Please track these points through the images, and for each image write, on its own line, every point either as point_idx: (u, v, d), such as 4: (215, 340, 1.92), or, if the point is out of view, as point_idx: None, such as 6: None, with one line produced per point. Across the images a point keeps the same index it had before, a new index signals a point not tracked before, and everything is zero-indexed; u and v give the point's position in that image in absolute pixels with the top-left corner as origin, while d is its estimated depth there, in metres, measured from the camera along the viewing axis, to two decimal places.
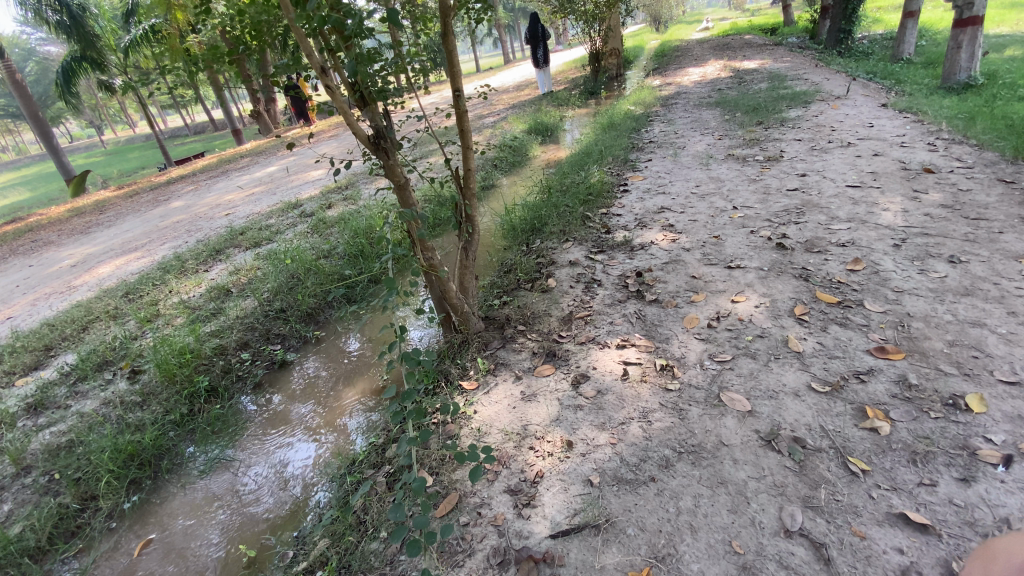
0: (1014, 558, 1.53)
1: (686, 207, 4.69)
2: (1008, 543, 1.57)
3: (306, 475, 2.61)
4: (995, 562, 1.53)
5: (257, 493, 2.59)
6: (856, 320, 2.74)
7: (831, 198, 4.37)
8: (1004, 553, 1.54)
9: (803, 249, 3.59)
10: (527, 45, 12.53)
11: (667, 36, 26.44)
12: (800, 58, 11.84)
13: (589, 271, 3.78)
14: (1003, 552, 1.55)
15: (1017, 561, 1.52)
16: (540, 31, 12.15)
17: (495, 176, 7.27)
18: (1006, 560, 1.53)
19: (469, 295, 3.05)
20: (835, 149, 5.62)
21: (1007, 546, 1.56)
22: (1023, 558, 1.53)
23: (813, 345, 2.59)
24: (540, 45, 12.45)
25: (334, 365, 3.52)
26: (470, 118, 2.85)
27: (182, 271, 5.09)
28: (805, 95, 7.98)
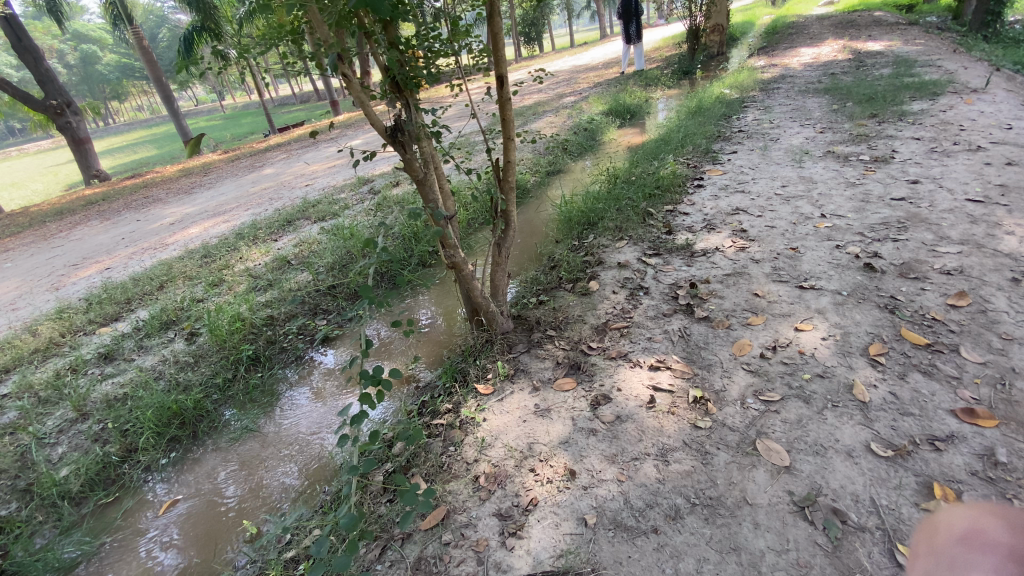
0: (956, 527, 1.63)
1: (764, 210, 4.20)
2: (950, 515, 1.67)
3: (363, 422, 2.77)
4: (939, 533, 1.62)
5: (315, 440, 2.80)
6: (946, 370, 2.29)
7: (944, 213, 3.70)
8: (945, 523, 1.64)
9: (895, 274, 3.06)
10: (620, 20, 11.82)
11: (782, 11, 24.00)
12: (936, 41, 10.22)
13: (637, 275, 3.50)
14: (945, 522, 1.65)
15: (958, 528, 1.63)
16: (636, 5, 11.38)
17: (565, 161, 7.01)
18: (949, 530, 1.63)
19: (499, 294, 2.95)
20: (961, 152, 4.76)
21: (949, 516, 1.66)
22: (963, 525, 1.63)
23: (885, 394, 2.20)
24: (633, 20, 11.69)
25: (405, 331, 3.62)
26: (513, 106, 2.69)
27: (253, 239, 5.42)
28: (934, 85, 6.86)
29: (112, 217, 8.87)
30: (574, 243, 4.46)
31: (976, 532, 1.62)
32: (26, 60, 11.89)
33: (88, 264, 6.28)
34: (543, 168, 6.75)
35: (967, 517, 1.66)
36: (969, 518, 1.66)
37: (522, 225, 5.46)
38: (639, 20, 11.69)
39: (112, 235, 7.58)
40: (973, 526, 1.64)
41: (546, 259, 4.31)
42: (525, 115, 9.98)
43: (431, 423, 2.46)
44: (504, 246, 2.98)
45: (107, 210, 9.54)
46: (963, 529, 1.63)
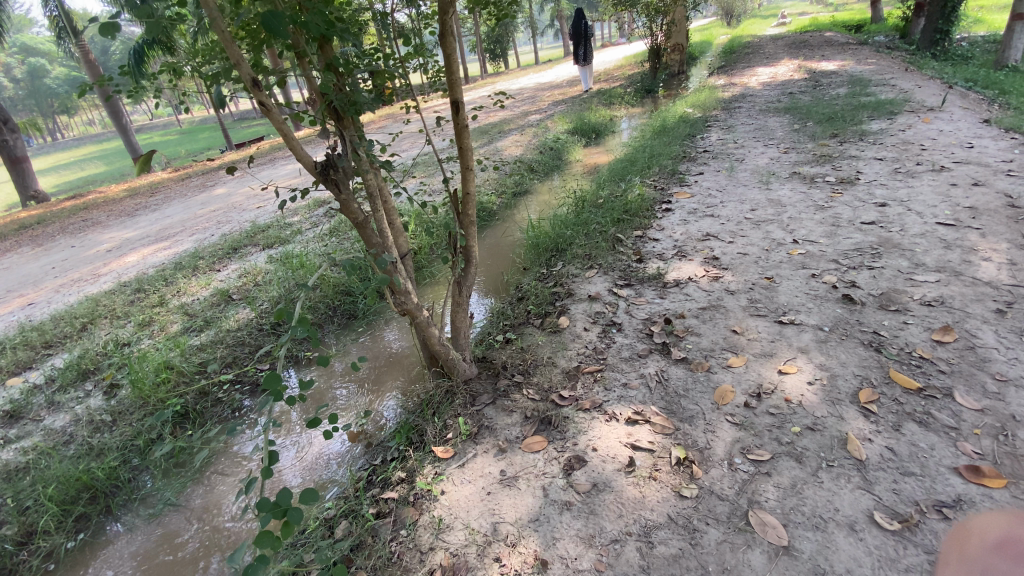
0: (988, 535, 1.66)
1: (736, 235, 4.07)
2: (981, 523, 1.70)
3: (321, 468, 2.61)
4: (972, 540, 1.65)
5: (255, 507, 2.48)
6: (941, 419, 2.13)
7: (916, 237, 3.64)
8: (977, 532, 1.67)
9: (875, 305, 2.94)
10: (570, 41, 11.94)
11: (738, 31, 24.82)
12: (887, 61, 10.58)
13: (609, 309, 3.27)
14: (977, 530, 1.68)
15: (991, 536, 1.66)
16: (585, 28, 11.52)
17: (531, 182, 6.82)
18: (981, 537, 1.66)
19: (460, 338, 2.67)
20: (925, 173, 4.78)
21: (980, 525, 1.70)
22: (995, 534, 1.67)
23: (881, 449, 2.01)
24: (582, 42, 11.86)
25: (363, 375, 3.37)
26: (471, 133, 2.43)
27: (196, 269, 4.97)
28: (891, 104, 7.01)
29: (44, 243, 8.17)
30: (541, 272, 4.22)
31: (1010, 541, 1.64)
32: None
33: (8, 297, 5.66)
34: (508, 189, 6.55)
35: (1000, 526, 1.69)
36: (1003, 528, 1.69)
37: (486, 251, 5.22)
38: (588, 44, 11.90)
39: (41, 264, 6.93)
40: (1007, 535, 1.66)
41: (513, 289, 4.06)
42: (491, 133, 9.81)
43: (381, 498, 2.15)
44: (464, 285, 2.68)
45: (40, 235, 8.80)
46: (997, 537, 1.66)
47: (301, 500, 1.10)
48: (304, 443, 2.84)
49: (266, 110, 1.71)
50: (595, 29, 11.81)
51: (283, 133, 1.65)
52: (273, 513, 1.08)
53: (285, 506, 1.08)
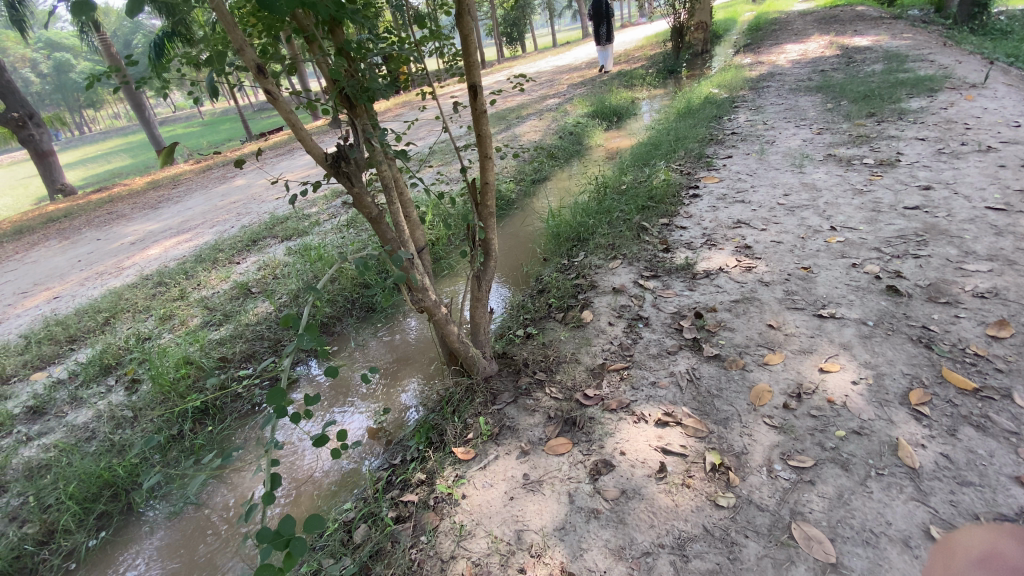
0: (972, 548, 1.55)
1: (768, 222, 3.87)
2: (963, 537, 1.59)
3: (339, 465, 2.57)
4: (956, 555, 1.54)
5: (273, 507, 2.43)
6: (1002, 424, 1.95)
7: (965, 223, 3.40)
8: (962, 546, 1.56)
9: (923, 297, 2.74)
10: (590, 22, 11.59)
11: (763, 7, 23.95)
12: (925, 35, 10.04)
13: (634, 302, 3.14)
14: (960, 545, 1.56)
15: (975, 551, 1.55)
16: (606, 8, 11.17)
17: (550, 168, 6.65)
18: (966, 552, 1.54)
19: (480, 335, 2.57)
20: (972, 154, 4.48)
21: (964, 540, 1.58)
22: (981, 549, 1.55)
23: (936, 457, 1.86)
24: (604, 22, 11.52)
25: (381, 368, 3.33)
26: (489, 119, 2.31)
27: (216, 262, 4.98)
28: (932, 80, 6.61)
29: (71, 236, 8.32)
30: (563, 263, 4.10)
31: (995, 556, 1.53)
32: None
33: (36, 291, 5.77)
34: (526, 177, 6.40)
35: (981, 539, 1.58)
36: (987, 541, 1.57)
37: (506, 241, 5.11)
38: (608, 24, 11.55)
39: (68, 257, 7.06)
40: (991, 547, 1.55)
41: (534, 282, 3.96)
42: (508, 119, 9.62)
43: (399, 502, 2.07)
44: (484, 279, 2.57)
45: (67, 228, 8.97)
46: (981, 551, 1.54)
47: (304, 530, 1.02)
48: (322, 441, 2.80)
49: (272, 98, 1.56)
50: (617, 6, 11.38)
51: (293, 124, 1.52)
52: (274, 545, 1.02)
53: (286, 537, 1.01)
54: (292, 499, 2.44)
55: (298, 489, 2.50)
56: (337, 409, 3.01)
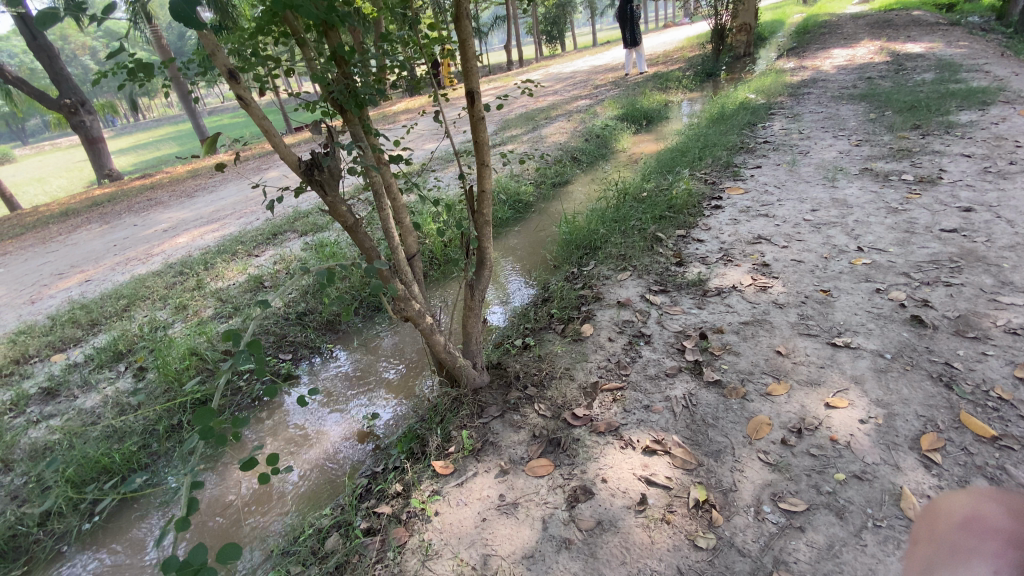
0: (956, 512, 1.71)
1: (791, 239, 3.68)
2: (948, 502, 1.74)
3: (322, 471, 2.56)
4: (940, 520, 1.69)
5: (255, 507, 2.44)
6: (1021, 479, 1.78)
7: (1007, 250, 3.14)
8: (946, 511, 1.71)
9: (950, 330, 2.54)
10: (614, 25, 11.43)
11: (812, 9, 23.03)
12: (984, 43, 9.42)
13: (638, 318, 3.02)
14: (945, 510, 1.72)
15: (957, 516, 1.70)
16: (630, 12, 10.96)
17: (573, 172, 6.54)
18: (949, 516, 1.69)
19: (471, 346, 2.52)
20: (1022, 173, 4.16)
21: (949, 503, 1.74)
22: (963, 513, 1.71)
23: (934, 510, 1.71)
24: (627, 26, 11.31)
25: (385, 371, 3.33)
26: (487, 126, 2.25)
27: (235, 253, 5.09)
28: (986, 92, 6.19)
29: (111, 221, 8.70)
30: (572, 271, 4.02)
31: (977, 517, 1.69)
32: (39, 56, 11.84)
33: (71, 273, 6.04)
34: (548, 180, 6.31)
35: (966, 504, 1.73)
36: (968, 506, 1.73)
37: (520, 247, 5.05)
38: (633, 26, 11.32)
39: (105, 241, 7.38)
40: (972, 512, 1.71)
41: (541, 290, 3.89)
42: (537, 119, 9.52)
43: (371, 514, 2.04)
44: (477, 288, 2.52)
45: (109, 213, 9.38)
46: (963, 515, 1.70)
47: (216, 559, 1.06)
48: (308, 444, 2.81)
49: (247, 104, 1.54)
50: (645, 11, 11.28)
51: (266, 130, 1.51)
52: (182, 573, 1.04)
53: (197, 564, 1.05)
54: (273, 501, 2.45)
55: (280, 491, 2.50)
56: (327, 414, 3.03)
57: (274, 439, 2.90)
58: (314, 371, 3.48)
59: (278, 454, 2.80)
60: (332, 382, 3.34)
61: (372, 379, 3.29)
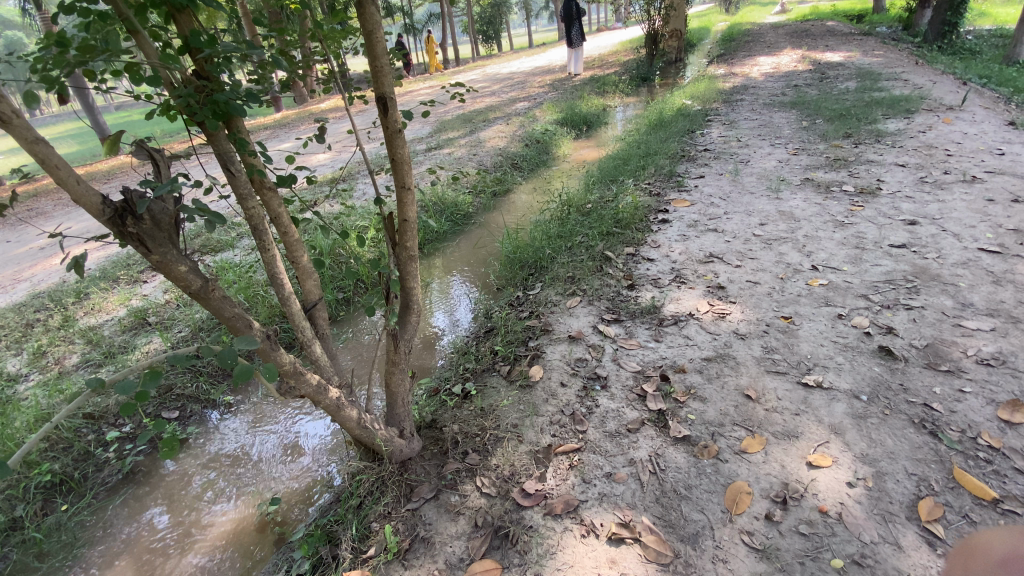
0: (994, 551, 1.59)
1: (744, 257, 3.48)
2: (987, 540, 1.62)
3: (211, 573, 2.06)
4: (976, 559, 1.57)
5: None
6: None
7: (957, 268, 3.08)
8: (984, 548, 1.60)
9: (920, 362, 2.37)
10: (560, 23, 11.42)
11: (735, 19, 24.12)
12: (895, 53, 9.98)
13: (592, 356, 2.67)
14: (982, 548, 1.60)
15: (997, 554, 1.58)
16: (575, 8, 11.01)
17: (514, 180, 6.18)
18: (987, 555, 1.58)
19: (396, 411, 2.06)
20: (954, 184, 4.22)
21: (988, 541, 1.62)
22: (1001, 552, 1.58)
23: (970, 549, 1.60)
24: (574, 23, 11.32)
25: (294, 421, 2.85)
26: (406, 141, 1.80)
27: (118, 279, 4.31)
28: (907, 101, 6.42)
29: None
30: (516, 295, 3.62)
31: (1017, 558, 1.57)
32: None
33: None
34: (487, 188, 5.91)
35: (1004, 544, 1.61)
36: (1009, 545, 1.61)
37: (457, 265, 4.60)
38: (580, 24, 11.34)
39: None
40: (1011, 551, 1.59)
41: (483, 318, 3.48)
42: (474, 122, 9.08)
43: None
44: (402, 338, 2.02)
45: None
46: (1002, 553, 1.58)
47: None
48: (195, 531, 2.28)
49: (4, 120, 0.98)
50: (586, 11, 11.31)
51: (43, 161, 0.97)
52: None
53: None
54: None
55: None
56: (220, 488, 2.50)
57: (148, 531, 2.33)
58: (206, 431, 2.88)
59: (154, 552, 2.22)
60: (230, 446, 2.76)
61: (276, 434, 2.78)
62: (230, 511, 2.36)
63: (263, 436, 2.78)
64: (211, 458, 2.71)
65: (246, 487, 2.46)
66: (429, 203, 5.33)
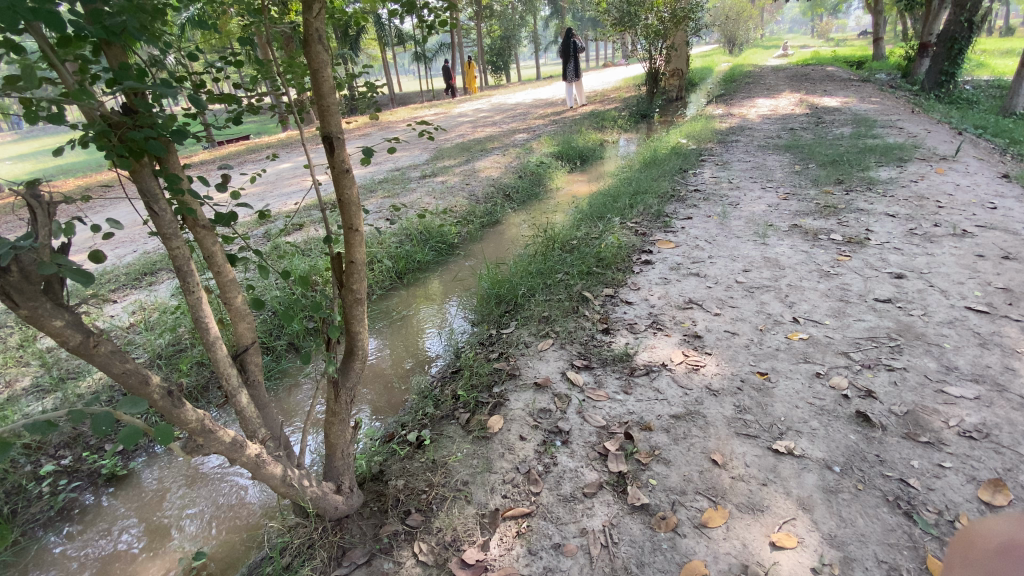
0: (993, 538, 1.76)
1: (725, 305, 3.38)
2: (987, 527, 1.80)
3: None
4: (977, 546, 1.75)
5: None
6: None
7: (943, 327, 2.97)
8: (984, 534, 1.77)
9: (899, 431, 2.24)
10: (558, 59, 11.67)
11: (738, 60, 24.64)
12: (892, 101, 10.10)
13: (556, 406, 2.54)
14: (983, 534, 1.78)
15: (995, 540, 1.75)
16: (574, 46, 11.26)
17: (503, 211, 6.14)
18: (987, 540, 1.75)
19: (333, 464, 1.93)
20: (944, 237, 4.15)
21: (989, 528, 1.79)
22: (1001, 538, 1.76)
23: (970, 536, 1.77)
24: (571, 59, 11.58)
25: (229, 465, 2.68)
26: (354, 181, 1.72)
27: (87, 297, 4.20)
28: (900, 150, 6.42)
29: None
30: (489, 334, 3.52)
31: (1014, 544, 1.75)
32: None
33: None
34: (476, 218, 5.86)
35: (1004, 531, 1.78)
36: (1006, 531, 1.78)
37: (433, 299, 4.50)
38: (577, 61, 11.60)
39: None
40: (1009, 538, 1.76)
41: (452, 358, 3.37)
42: (472, 151, 9.12)
43: None
44: (343, 387, 1.91)
45: None
46: (1002, 540, 1.75)
47: None
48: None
49: None
50: (583, 48, 11.57)
51: None
52: None
53: None
54: None
55: None
56: (146, 533, 2.36)
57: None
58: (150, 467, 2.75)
59: None
60: (168, 483, 2.62)
61: (214, 475, 2.63)
62: (151, 562, 2.20)
63: (200, 478, 2.62)
64: (148, 496, 2.56)
65: (173, 536, 2.31)
66: (414, 232, 5.26)
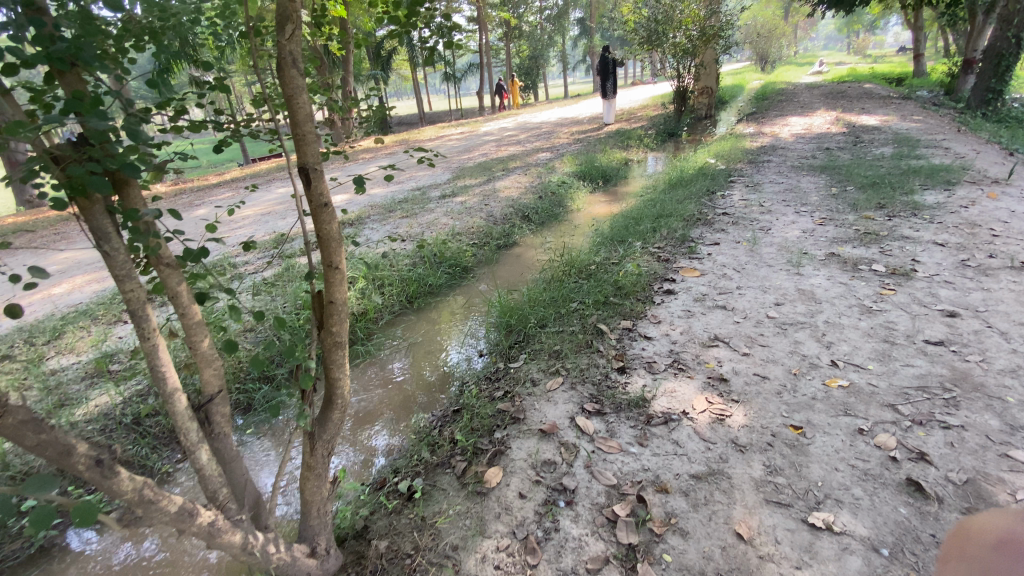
0: (989, 533, 1.82)
1: (754, 344, 3.09)
2: (982, 523, 1.85)
3: None
4: (973, 539, 1.80)
5: None
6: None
7: (1005, 376, 2.63)
8: (979, 530, 1.83)
9: (960, 505, 1.93)
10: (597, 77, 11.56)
11: (768, 77, 24.10)
12: (935, 119, 9.59)
13: (562, 458, 2.31)
14: (979, 528, 1.83)
15: (991, 534, 1.81)
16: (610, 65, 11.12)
17: (520, 233, 5.96)
18: (982, 535, 1.81)
19: (306, 523, 1.76)
20: (1001, 270, 3.77)
21: (985, 525, 1.84)
22: (996, 533, 1.81)
23: (965, 530, 1.83)
24: (610, 76, 11.48)
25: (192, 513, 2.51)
26: (333, 216, 1.55)
27: (98, 318, 4.19)
28: (947, 172, 6.00)
29: None
30: (497, 368, 3.32)
31: (1009, 539, 1.79)
32: None
33: None
34: (492, 240, 5.70)
35: (998, 526, 1.84)
36: (1001, 527, 1.83)
37: (443, 325, 4.34)
38: (615, 79, 11.50)
39: None
40: (1003, 532, 1.81)
41: (456, 393, 3.18)
42: (492, 170, 9.02)
43: None
44: (320, 439, 1.73)
45: None
46: (997, 535, 1.80)
47: None
48: None
49: None
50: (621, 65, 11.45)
51: None
52: None
53: None
54: None
55: None
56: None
57: None
58: None
59: None
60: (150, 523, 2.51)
61: None
62: None
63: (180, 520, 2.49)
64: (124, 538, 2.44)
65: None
66: (427, 254, 5.13)
